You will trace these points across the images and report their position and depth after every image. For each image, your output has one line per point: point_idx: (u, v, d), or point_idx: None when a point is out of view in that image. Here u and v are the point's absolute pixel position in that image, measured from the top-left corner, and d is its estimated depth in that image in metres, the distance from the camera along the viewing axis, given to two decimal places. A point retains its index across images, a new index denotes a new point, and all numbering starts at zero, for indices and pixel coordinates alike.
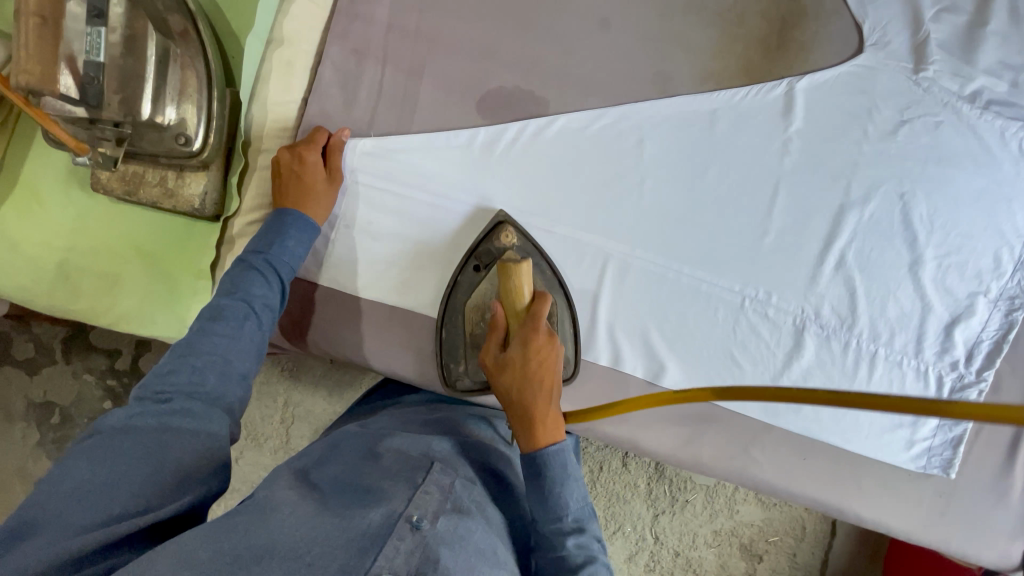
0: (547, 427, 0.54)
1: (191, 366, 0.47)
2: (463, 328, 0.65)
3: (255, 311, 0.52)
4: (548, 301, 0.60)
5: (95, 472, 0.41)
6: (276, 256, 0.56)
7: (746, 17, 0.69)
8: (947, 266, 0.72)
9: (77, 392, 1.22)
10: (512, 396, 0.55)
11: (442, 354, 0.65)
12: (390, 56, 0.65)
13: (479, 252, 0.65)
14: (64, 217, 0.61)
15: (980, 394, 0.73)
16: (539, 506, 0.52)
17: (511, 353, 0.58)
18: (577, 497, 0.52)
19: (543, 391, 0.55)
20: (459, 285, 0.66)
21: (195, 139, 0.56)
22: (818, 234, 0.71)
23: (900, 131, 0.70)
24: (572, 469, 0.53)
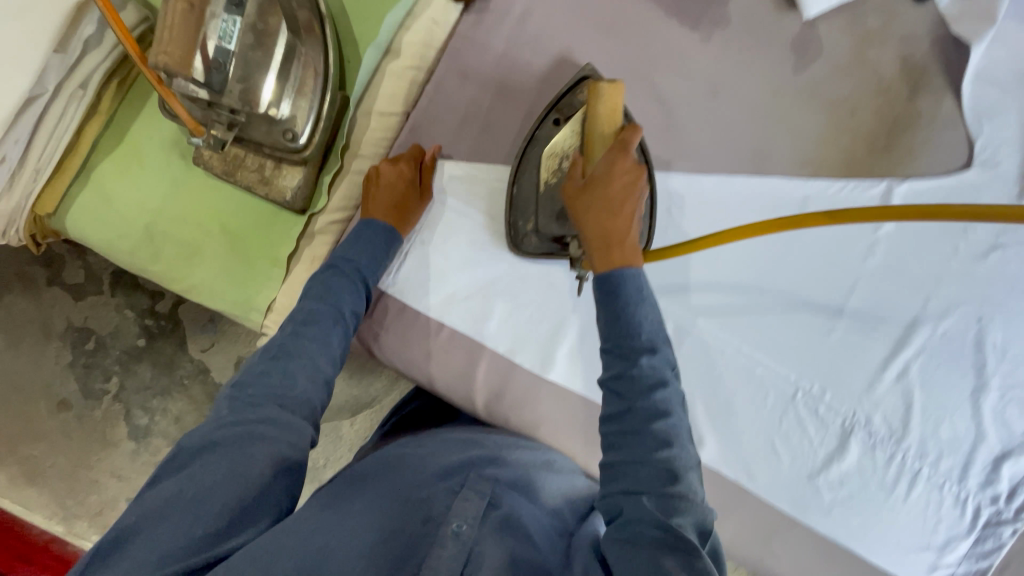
0: (624, 249, 0.51)
1: (284, 369, 0.51)
2: (540, 179, 0.62)
3: (343, 318, 0.56)
4: (640, 130, 0.53)
5: (185, 486, 0.42)
6: (367, 265, 0.59)
7: (859, 110, 0.67)
8: (1009, 400, 0.71)
9: (115, 324, 1.26)
10: (588, 224, 0.52)
11: (512, 209, 0.63)
12: (496, 85, 0.66)
13: (560, 106, 0.62)
14: (160, 183, 0.64)
15: (1014, 533, 0.71)
16: (613, 324, 0.49)
17: (594, 173, 0.53)
18: (652, 320, 0.49)
19: (622, 218, 0.52)
20: (538, 139, 0.62)
21: (302, 136, 0.58)
22: (886, 341, 0.70)
23: (990, 256, 0.69)
24: (647, 292, 0.50)
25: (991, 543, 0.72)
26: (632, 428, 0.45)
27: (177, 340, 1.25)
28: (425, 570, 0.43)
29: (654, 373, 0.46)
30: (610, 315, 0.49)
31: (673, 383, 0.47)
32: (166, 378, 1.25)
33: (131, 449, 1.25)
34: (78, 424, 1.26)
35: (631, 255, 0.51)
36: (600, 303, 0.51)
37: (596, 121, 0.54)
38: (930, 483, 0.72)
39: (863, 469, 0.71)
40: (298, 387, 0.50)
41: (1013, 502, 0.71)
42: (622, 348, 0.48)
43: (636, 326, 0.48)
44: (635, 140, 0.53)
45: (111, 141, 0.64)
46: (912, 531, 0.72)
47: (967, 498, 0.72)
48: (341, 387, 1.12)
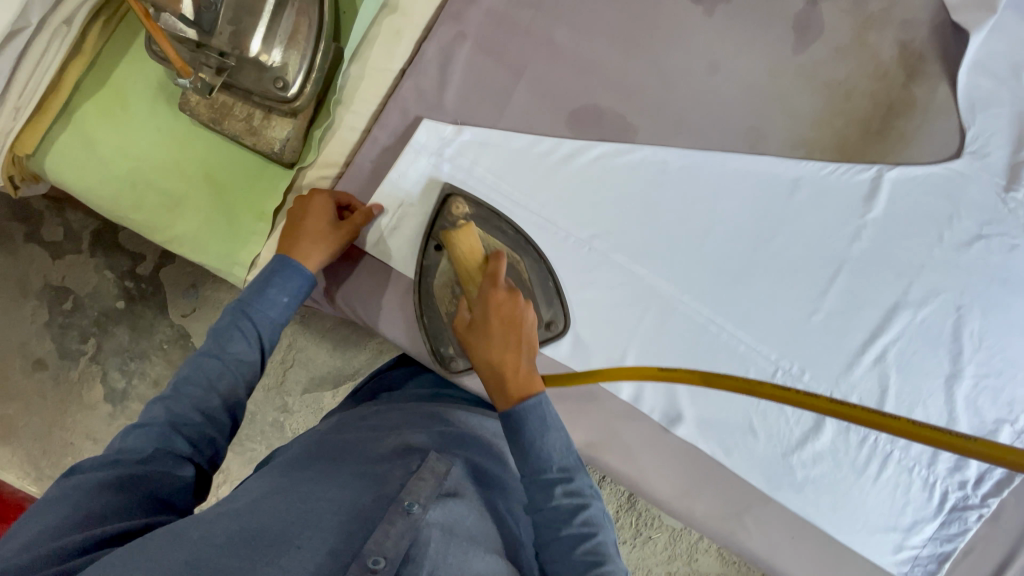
0: (518, 381, 0.54)
1: (161, 423, 0.48)
2: (443, 309, 0.63)
3: (228, 370, 0.53)
4: (503, 260, 0.58)
5: (62, 505, 0.42)
6: (258, 311, 0.55)
7: (856, 94, 0.67)
8: (982, 389, 0.72)
9: (94, 285, 1.23)
10: (486, 355, 0.56)
11: (429, 341, 0.64)
12: (495, 48, 0.65)
13: (434, 231, 0.63)
14: (145, 128, 0.62)
15: (978, 518, 0.74)
16: (528, 465, 0.52)
17: (476, 314, 0.57)
18: (558, 448, 0.52)
19: (513, 348, 0.56)
20: (429, 269, 0.64)
21: (293, 86, 0.56)
22: (866, 325, 0.70)
23: (975, 245, 0.69)
24: (551, 420, 0.53)
25: (957, 527, 0.74)
26: (559, 552, 0.49)
27: (158, 304, 1.23)
28: (370, 544, 0.42)
29: (574, 500, 0.50)
30: (520, 444, 0.52)
31: (594, 502, 0.51)
32: (146, 341, 1.23)
33: (108, 412, 1.23)
34: (53, 385, 1.24)
35: (527, 383, 0.55)
36: (511, 438, 0.53)
37: (461, 262, 0.59)
38: (901, 466, 0.74)
39: (836, 449, 0.73)
40: (179, 448, 0.48)
41: (980, 488, 0.74)
42: (538, 479, 0.51)
43: (546, 456, 0.51)
44: (501, 271, 0.58)
45: (95, 83, 0.62)
46: (882, 512, 0.74)
47: (935, 482, 0.74)
48: (322, 358, 1.12)
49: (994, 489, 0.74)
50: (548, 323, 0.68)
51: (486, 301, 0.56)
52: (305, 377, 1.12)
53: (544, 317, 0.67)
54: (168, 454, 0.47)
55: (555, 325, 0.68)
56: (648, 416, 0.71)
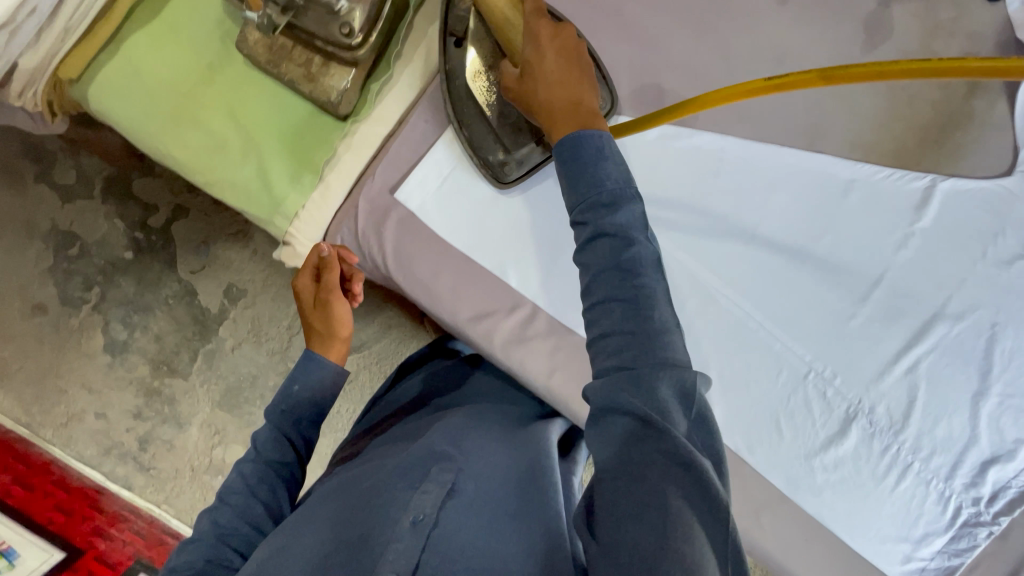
0: (585, 114, 0.48)
1: (209, 536, 0.49)
2: (478, 103, 0.59)
3: (264, 472, 0.53)
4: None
5: None
6: (279, 405, 0.57)
7: (917, 100, 0.66)
8: (1006, 408, 0.73)
9: (104, 233, 1.21)
10: (541, 84, 0.50)
11: (474, 149, 0.60)
12: (562, 17, 0.63)
13: (454, 26, 0.58)
14: (194, 64, 0.60)
15: (988, 535, 0.75)
16: (576, 195, 0.45)
17: (524, 57, 0.51)
18: (615, 175, 0.44)
19: (570, 71, 0.50)
20: (455, 73, 0.59)
21: (358, 33, 0.54)
22: (901, 334, 0.70)
23: (1016, 264, 0.69)
24: (609, 146, 0.45)
25: (966, 542, 0.75)
26: (601, 298, 0.42)
27: (167, 259, 1.20)
28: (378, 565, 0.41)
29: (620, 233, 0.42)
30: (573, 171, 0.45)
31: (642, 243, 0.42)
32: (151, 295, 1.20)
33: (106, 364, 1.21)
34: (52, 330, 1.21)
35: (590, 117, 0.48)
36: (568, 169, 0.46)
37: (496, 14, 0.53)
38: (918, 478, 0.74)
39: (858, 456, 0.73)
40: (231, 557, 0.48)
41: (993, 506, 0.74)
42: (591, 209, 0.44)
43: (600, 182, 0.44)
44: (546, 10, 0.53)
45: (151, 13, 0.60)
46: (895, 522, 0.75)
47: (950, 496, 0.75)
48: None
49: (1006, 508, 0.74)
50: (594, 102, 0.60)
51: (535, 33, 0.51)
52: None
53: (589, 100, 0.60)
54: (220, 567, 0.47)
55: (602, 109, 0.60)
56: None
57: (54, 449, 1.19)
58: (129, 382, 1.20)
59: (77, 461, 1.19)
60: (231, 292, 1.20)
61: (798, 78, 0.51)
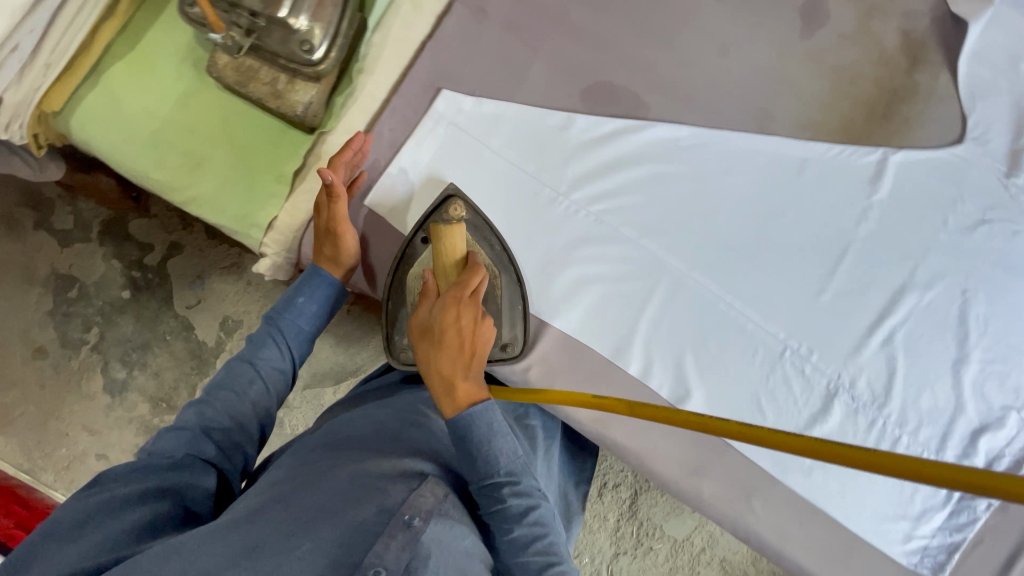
0: (465, 391, 0.54)
1: (193, 427, 0.54)
2: (408, 298, 0.65)
3: (259, 377, 0.59)
4: (480, 272, 0.59)
5: (88, 513, 0.45)
6: (287, 319, 0.62)
7: (861, 78, 0.69)
8: (988, 373, 0.73)
9: (102, 274, 1.24)
10: (431, 359, 0.55)
11: (389, 293, 0.65)
12: (514, 24, 0.67)
13: (428, 223, 0.64)
14: (170, 93, 0.64)
15: (988, 507, 0.75)
16: (474, 467, 0.52)
17: (430, 320, 0.56)
18: (507, 453, 0.52)
19: (460, 359, 0.55)
20: (411, 254, 0.65)
21: (318, 50, 0.58)
22: (873, 307, 0.71)
23: (978, 229, 0.71)
24: (499, 427, 0.53)
25: (966, 516, 0.75)
26: (507, 538, 0.51)
27: (164, 295, 1.23)
28: (370, 557, 0.41)
29: (512, 472, 0.52)
30: (467, 450, 0.52)
31: (542, 502, 0.52)
32: (149, 332, 1.23)
33: (106, 403, 1.22)
34: (53, 374, 1.23)
35: (475, 390, 0.54)
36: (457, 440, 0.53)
37: (442, 256, 0.60)
38: (910, 452, 0.73)
39: (845, 433, 0.72)
40: (206, 452, 0.53)
41: None
42: (486, 481, 0.52)
43: (495, 461, 0.52)
44: (477, 285, 0.59)
45: (128, 47, 0.64)
46: (891, 500, 0.74)
47: None
48: (326, 354, 1.12)
49: None
50: (506, 344, 0.68)
51: (443, 309, 0.56)
52: (307, 373, 1.12)
53: (504, 338, 0.68)
54: (197, 460, 0.52)
55: (512, 347, 0.68)
56: (655, 393, 0.70)
57: (57, 491, 1.20)
58: (130, 419, 1.21)
59: None
60: (227, 324, 1.22)
61: (611, 402, 0.59)
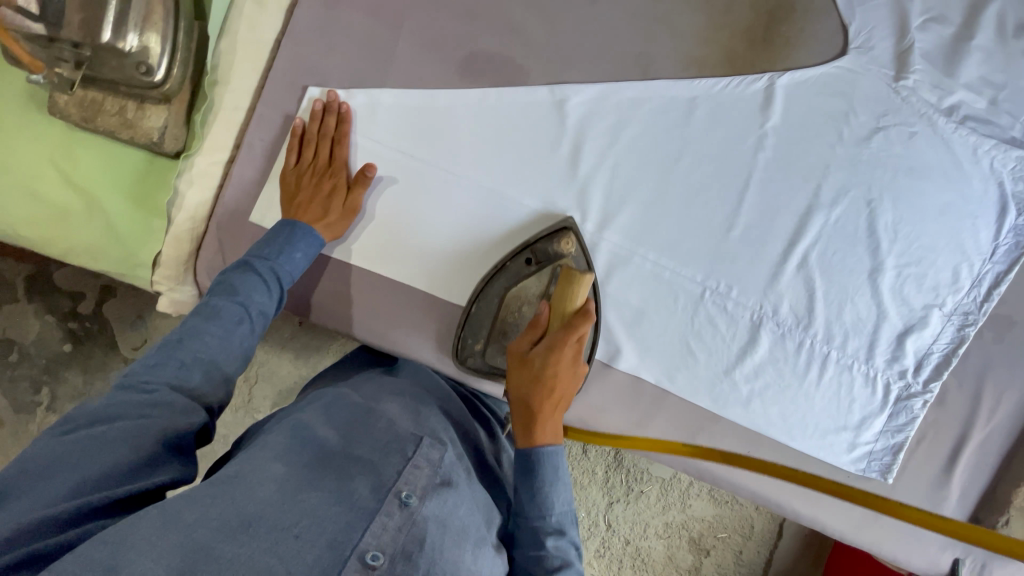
0: (547, 429, 0.58)
1: (179, 357, 0.49)
2: (499, 313, 0.67)
3: (249, 318, 0.53)
4: (590, 320, 0.61)
5: (67, 452, 0.43)
6: (277, 264, 0.57)
7: (736, 6, 0.69)
8: (905, 277, 0.75)
9: (38, 332, 1.19)
10: (519, 387, 0.61)
11: (463, 328, 0.67)
12: (370, 4, 0.63)
13: (536, 248, 0.66)
14: (16, 142, 0.60)
15: (924, 405, 0.77)
16: (529, 491, 0.56)
17: (535, 352, 0.61)
18: (564, 501, 0.56)
19: (551, 403, 0.60)
20: (506, 268, 0.67)
21: (159, 69, 0.56)
22: (784, 233, 0.72)
23: (874, 137, 0.71)
24: (564, 474, 0.57)
25: (904, 417, 0.77)
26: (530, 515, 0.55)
27: (107, 341, 1.19)
28: (367, 539, 0.45)
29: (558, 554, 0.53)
30: (535, 485, 0.56)
31: (570, 531, 0.55)
32: (101, 380, 1.19)
33: None
34: (13, 441, 1.19)
35: (551, 432, 0.59)
36: (519, 475, 0.57)
37: (556, 304, 0.62)
38: (840, 365, 0.76)
39: (775, 359, 0.74)
40: (191, 381, 0.49)
41: (921, 375, 0.77)
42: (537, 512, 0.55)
43: (550, 504, 0.55)
44: (585, 333, 0.61)
45: None
46: (830, 414, 0.77)
47: (876, 375, 0.77)
48: (286, 369, 1.05)
49: (934, 374, 0.77)
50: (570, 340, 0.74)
51: (556, 353, 0.60)
52: (272, 391, 1.05)
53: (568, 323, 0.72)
54: (177, 402, 0.48)
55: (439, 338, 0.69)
56: (588, 356, 0.73)
57: None
58: None
59: None
60: None
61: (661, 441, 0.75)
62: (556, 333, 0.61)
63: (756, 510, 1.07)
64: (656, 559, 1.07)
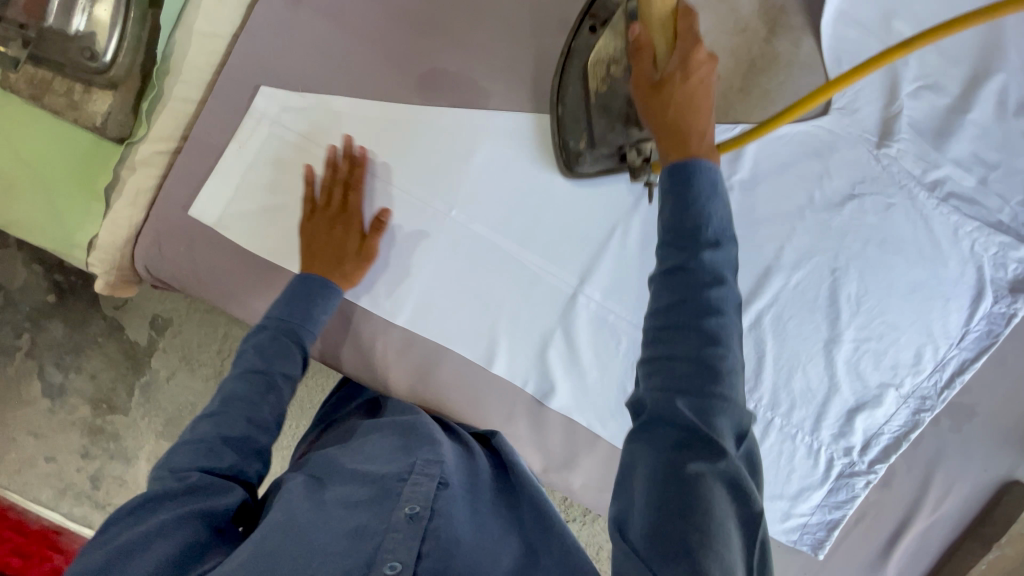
0: (698, 142, 0.44)
1: (211, 439, 0.48)
2: (580, 94, 0.62)
3: (274, 386, 0.52)
4: (694, 14, 0.48)
5: (112, 562, 0.40)
6: (302, 327, 0.56)
7: (716, 50, 0.65)
8: (863, 351, 0.71)
9: (24, 280, 1.13)
10: (660, 117, 0.46)
11: (563, 129, 0.63)
12: (333, 10, 0.62)
13: (594, 11, 0.62)
14: None
15: (866, 485, 0.74)
16: (674, 218, 0.40)
17: (666, 73, 0.47)
18: (722, 215, 0.40)
19: (701, 115, 0.45)
20: (575, 51, 0.62)
21: (104, 54, 0.59)
22: (738, 291, 0.69)
23: (847, 205, 0.68)
24: (723, 189, 0.41)
25: (845, 494, 0.74)
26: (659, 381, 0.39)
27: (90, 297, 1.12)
28: (385, 555, 0.45)
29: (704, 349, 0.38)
30: (676, 200, 0.41)
31: (732, 312, 0.39)
32: (80, 336, 1.12)
33: (47, 407, 1.12)
34: None
35: (705, 148, 0.44)
36: (666, 201, 0.42)
37: (654, 18, 0.48)
38: (783, 433, 0.73)
39: None
40: (225, 461, 0.48)
41: (866, 455, 0.74)
42: (685, 240, 0.40)
43: (702, 221, 0.40)
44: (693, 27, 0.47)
45: None
46: (766, 481, 0.74)
47: (820, 448, 0.74)
48: None
49: (881, 455, 0.74)
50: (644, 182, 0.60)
51: (689, 55, 0.46)
52: None
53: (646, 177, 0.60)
54: (212, 481, 0.46)
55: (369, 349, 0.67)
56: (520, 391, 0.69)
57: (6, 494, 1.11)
58: (72, 424, 1.11)
59: (32, 502, 1.11)
60: (157, 322, 1.11)
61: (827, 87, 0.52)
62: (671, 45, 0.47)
63: None
64: None
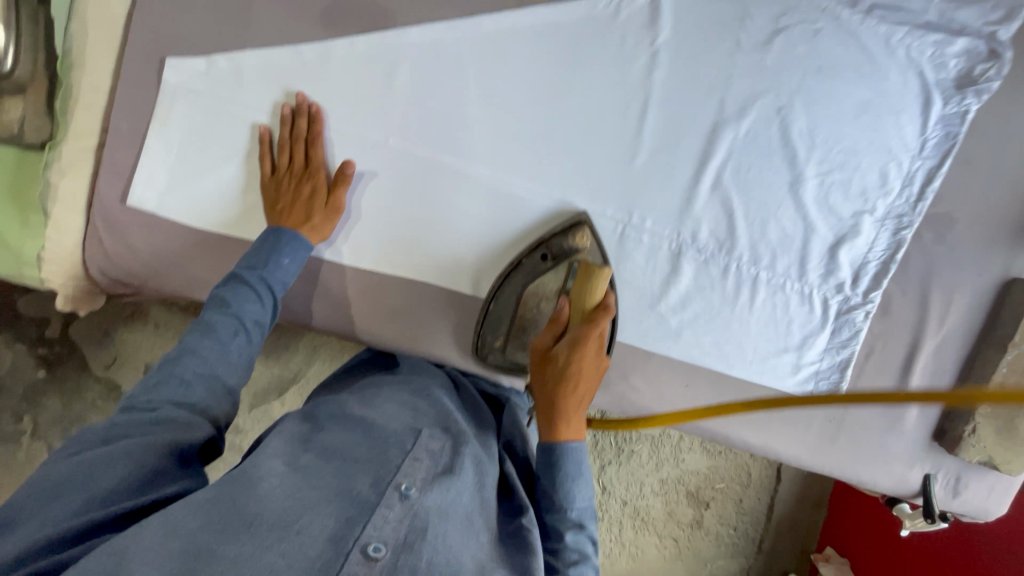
0: (570, 424, 0.59)
1: (187, 375, 0.52)
2: (511, 302, 0.70)
3: (244, 326, 0.56)
4: (609, 316, 0.59)
5: (73, 470, 0.45)
6: (268, 273, 0.58)
7: None
8: (829, 185, 0.71)
9: (10, 363, 1.10)
10: (544, 391, 0.60)
11: (484, 324, 0.70)
12: None
13: (550, 243, 0.68)
14: None
15: (867, 317, 0.73)
16: (553, 477, 0.59)
17: (562, 351, 0.59)
18: (586, 493, 0.59)
19: (575, 397, 0.59)
20: (520, 265, 0.68)
21: (3, 57, 0.60)
22: (692, 154, 0.69)
23: (776, 40, 0.67)
24: (586, 467, 0.59)
25: (848, 332, 0.74)
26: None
27: (80, 361, 1.10)
28: (370, 532, 0.46)
29: None
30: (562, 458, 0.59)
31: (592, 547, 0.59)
32: (80, 404, 1.09)
33: None
34: None
35: (575, 426, 0.60)
36: (545, 464, 0.60)
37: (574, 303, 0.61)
38: (771, 286, 0.73)
39: (700, 286, 0.72)
40: (194, 395, 0.52)
41: (859, 286, 0.73)
42: (556, 508, 0.59)
43: (572, 497, 0.58)
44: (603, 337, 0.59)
45: None
46: (768, 337, 0.74)
47: (812, 292, 0.73)
48: (261, 371, 1.03)
49: (873, 283, 0.72)
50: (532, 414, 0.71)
51: (581, 350, 0.58)
52: (249, 394, 1.03)
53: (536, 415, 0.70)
54: (179, 415, 0.50)
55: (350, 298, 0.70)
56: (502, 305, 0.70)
57: None
58: None
59: None
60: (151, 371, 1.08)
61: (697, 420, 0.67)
62: (579, 331, 0.59)
63: (751, 458, 1.06)
64: (656, 516, 1.06)
